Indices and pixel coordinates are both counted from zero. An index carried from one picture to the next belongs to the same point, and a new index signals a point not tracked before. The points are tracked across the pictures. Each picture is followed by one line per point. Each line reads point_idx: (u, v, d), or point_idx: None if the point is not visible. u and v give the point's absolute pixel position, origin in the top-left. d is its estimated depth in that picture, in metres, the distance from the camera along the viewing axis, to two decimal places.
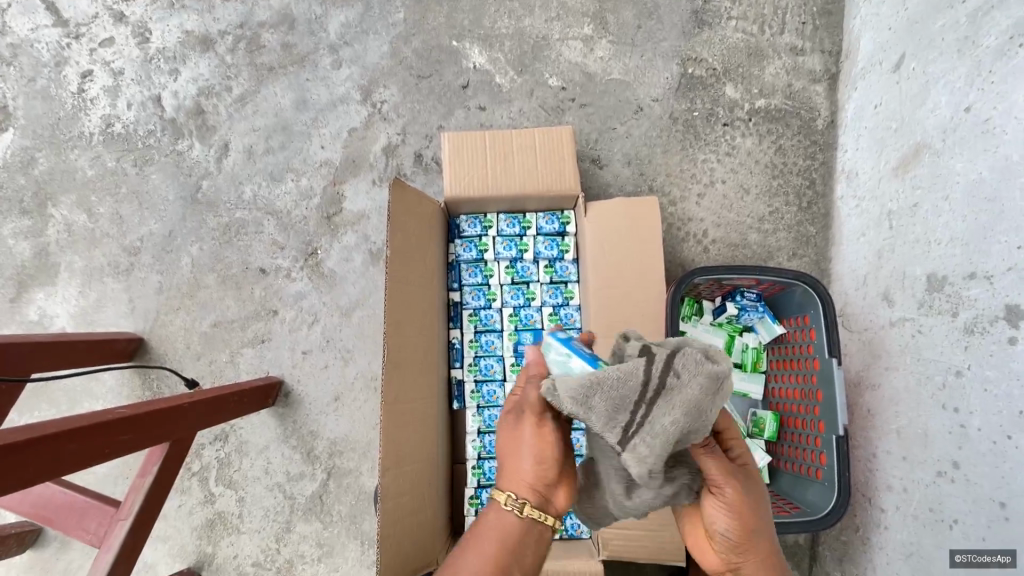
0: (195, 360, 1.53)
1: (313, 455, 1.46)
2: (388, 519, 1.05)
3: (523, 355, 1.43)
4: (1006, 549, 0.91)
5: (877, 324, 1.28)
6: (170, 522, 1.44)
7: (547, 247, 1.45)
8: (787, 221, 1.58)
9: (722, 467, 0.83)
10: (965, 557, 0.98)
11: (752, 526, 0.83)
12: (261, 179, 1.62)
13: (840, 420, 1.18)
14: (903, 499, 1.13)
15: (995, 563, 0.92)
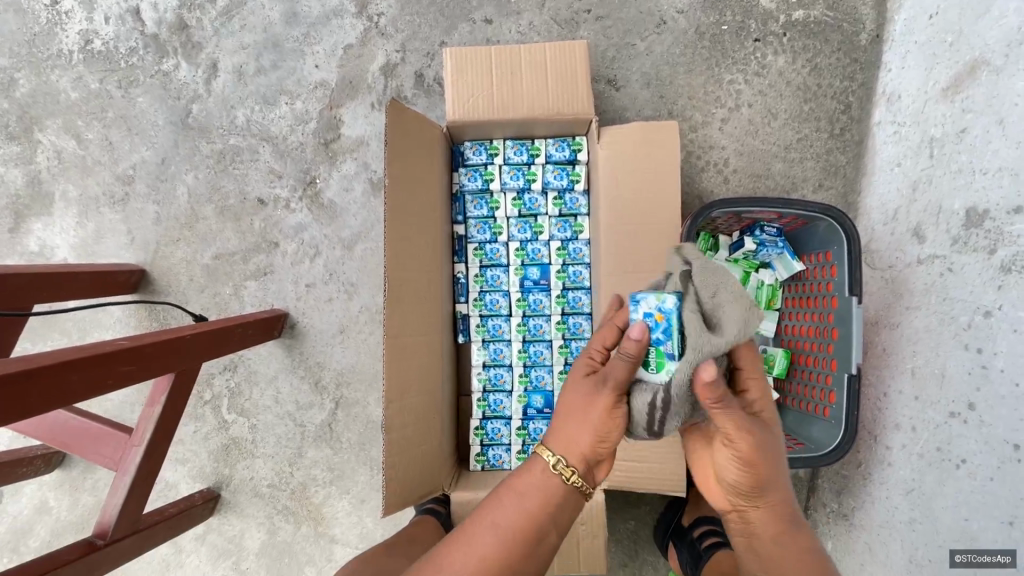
0: (198, 292, 1.52)
1: (320, 385, 1.48)
2: (394, 449, 1.07)
3: (529, 290, 1.39)
4: (1007, 549, 0.90)
5: (902, 262, 1.22)
6: (187, 447, 1.49)
7: (556, 176, 1.37)
8: (816, 149, 1.46)
9: (739, 421, 0.77)
10: (966, 557, 0.96)
11: (766, 478, 0.80)
12: (254, 102, 1.53)
13: (854, 359, 1.15)
14: (910, 438, 1.12)
15: (995, 563, 0.91)
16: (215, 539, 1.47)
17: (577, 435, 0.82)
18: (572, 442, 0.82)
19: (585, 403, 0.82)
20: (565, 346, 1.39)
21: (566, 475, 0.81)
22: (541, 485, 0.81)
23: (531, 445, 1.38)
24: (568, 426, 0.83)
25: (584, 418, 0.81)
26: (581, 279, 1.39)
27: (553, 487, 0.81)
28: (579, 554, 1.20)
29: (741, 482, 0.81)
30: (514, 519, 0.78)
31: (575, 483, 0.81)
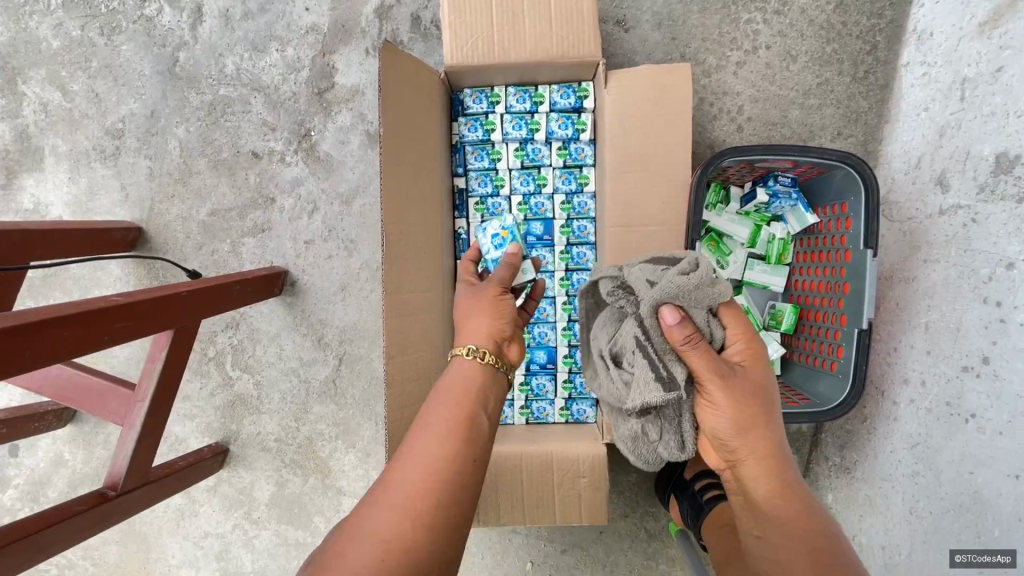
0: (196, 250, 1.49)
1: (323, 342, 1.48)
2: (395, 404, 1.07)
3: (532, 246, 1.35)
4: (1007, 549, 0.88)
5: (923, 213, 1.16)
6: (194, 403, 1.51)
7: (561, 125, 1.30)
8: (837, 94, 1.38)
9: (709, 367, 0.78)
10: (966, 557, 0.94)
11: (747, 424, 0.78)
12: (243, 49, 1.45)
13: (866, 314, 1.12)
14: (919, 393, 1.10)
15: (994, 563, 0.89)
16: (227, 491, 1.50)
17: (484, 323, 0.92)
18: (477, 333, 0.90)
19: (478, 304, 0.95)
20: (568, 302, 1.36)
21: (481, 356, 0.86)
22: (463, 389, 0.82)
23: (534, 400, 1.38)
24: (472, 321, 0.91)
25: (485, 310, 0.93)
26: (586, 234, 1.35)
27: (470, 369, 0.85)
28: (581, 506, 1.22)
29: (721, 429, 0.80)
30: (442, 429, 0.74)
31: (492, 362, 0.87)
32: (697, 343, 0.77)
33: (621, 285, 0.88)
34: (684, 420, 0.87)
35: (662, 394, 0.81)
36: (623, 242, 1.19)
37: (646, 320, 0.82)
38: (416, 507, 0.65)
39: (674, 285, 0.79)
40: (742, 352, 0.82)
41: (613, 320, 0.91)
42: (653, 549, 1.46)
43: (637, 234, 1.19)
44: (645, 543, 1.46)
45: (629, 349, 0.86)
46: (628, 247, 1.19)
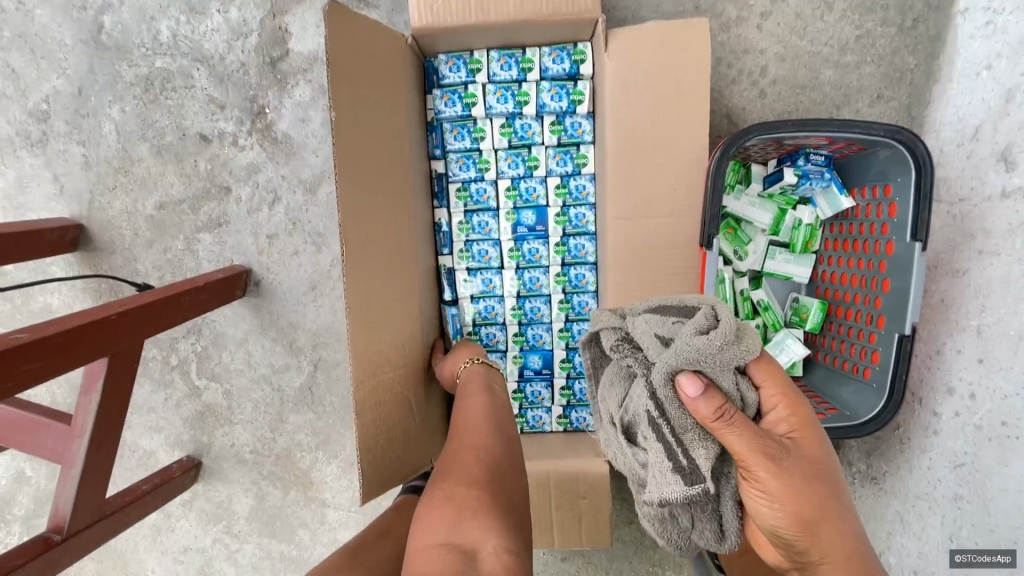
0: (147, 249, 1.33)
1: (295, 347, 1.34)
2: (369, 431, 0.94)
3: (523, 238, 1.19)
4: (1007, 549, 0.88)
5: (980, 195, 0.99)
6: (161, 414, 1.39)
7: (554, 97, 1.10)
8: (879, 49, 1.17)
9: (756, 448, 0.68)
10: (965, 557, 0.94)
11: (810, 515, 0.68)
12: (179, 11, 1.24)
13: (909, 317, 0.96)
14: (966, 405, 0.96)
15: (995, 563, 0.89)
16: (203, 505, 1.41)
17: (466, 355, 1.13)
18: (464, 354, 1.11)
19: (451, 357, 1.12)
20: (565, 301, 1.21)
21: (475, 359, 1.08)
22: (479, 392, 0.99)
23: (529, 409, 1.25)
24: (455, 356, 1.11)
25: (458, 353, 1.13)
26: (584, 222, 1.18)
27: (478, 371, 1.05)
28: (582, 529, 1.11)
29: (782, 526, 0.70)
30: (474, 437, 0.84)
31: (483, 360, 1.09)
32: (732, 420, 0.68)
33: (625, 339, 0.81)
34: (724, 508, 0.76)
35: (682, 489, 0.72)
36: (624, 267, 1.03)
37: (660, 391, 0.72)
38: (473, 493, 0.71)
39: (691, 348, 0.70)
40: (788, 422, 0.73)
41: (621, 380, 0.83)
42: (659, 556, 1.37)
43: (641, 248, 1.03)
44: (649, 550, 1.37)
45: (641, 422, 0.77)
46: (628, 279, 1.03)
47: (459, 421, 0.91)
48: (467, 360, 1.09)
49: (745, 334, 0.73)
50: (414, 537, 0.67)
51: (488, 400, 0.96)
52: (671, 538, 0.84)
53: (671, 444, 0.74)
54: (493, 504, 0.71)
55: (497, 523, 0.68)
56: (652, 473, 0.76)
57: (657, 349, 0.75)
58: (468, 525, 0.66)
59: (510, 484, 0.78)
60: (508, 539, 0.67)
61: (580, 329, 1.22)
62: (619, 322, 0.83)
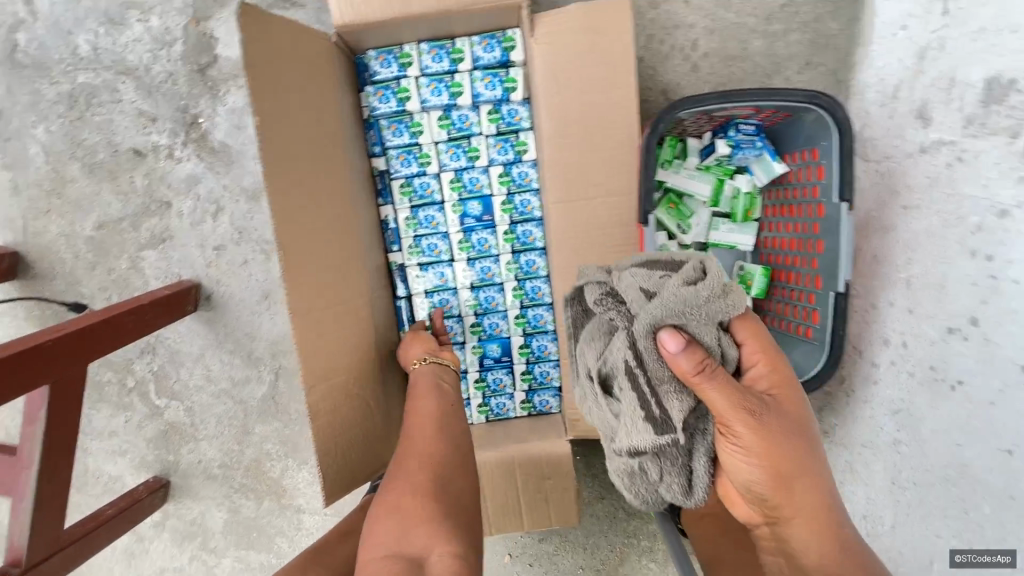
0: (90, 271, 1.30)
1: (254, 357, 1.32)
2: (325, 435, 0.94)
3: (471, 229, 1.19)
4: (1006, 548, 0.80)
5: (903, 151, 1.03)
6: (122, 437, 1.37)
7: (487, 86, 1.10)
8: (803, 16, 1.20)
9: (738, 404, 0.71)
10: (966, 557, 0.86)
11: (783, 469, 0.72)
12: (97, 24, 1.20)
13: (842, 275, 1.00)
14: (900, 354, 1.01)
15: (995, 563, 0.81)
16: (176, 524, 1.40)
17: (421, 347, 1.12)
18: (415, 348, 1.11)
19: (411, 340, 1.13)
20: (519, 287, 1.22)
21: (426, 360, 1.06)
22: (427, 390, 0.99)
23: (492, 397, 1.25)
24: (410, 347, 1.12)
25: (415, 341, 1.12)
26: (530, 209, 1.18)
27: (426, 372, 1.03)
28: (549, 509, 1.14)
29: (757, 481, 0.74)
30: (420, 444, 0.87)
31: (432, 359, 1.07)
32: (716, 379, 0.70)
33: (609, 293, 0.79)
34: (694, 459, 0.79)
35: (652, 436, 0.75)
36: (567, 253, 1.05)
37: (640, 341, 0.74)
38: (418, 501, 0.76)
39: (676, 299, 0.71)
40: (768, 380, 0.76)
41: (601, 335, 0.83)
42: (633, 528, 1.41)
43: (584, 229, 1.04)
44: (624, 522, 1.41)
45: (618, 373, 0.77)
46: (571, 263, 1.05)
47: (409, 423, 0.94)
48: (419, 357, 1.08)
49: (732, 289, 0.73)
50: (365, 548, 0.73)
51: (440, 398, 0.99)
52: (638, 491, 0.85)
53: (644, 397, 0.75)
54: (437, 509, 0.76)
55: (442, 527, 0.73)
56: (624, 422, 0.78)
57: (641, 302, 0.74)
58: (413, 533, 0.72)
59: (459, 486, 0.82)
60: (454, 541, 0.72)
61: (537, 314, 1.23)
62: (604, 277, 0.82)
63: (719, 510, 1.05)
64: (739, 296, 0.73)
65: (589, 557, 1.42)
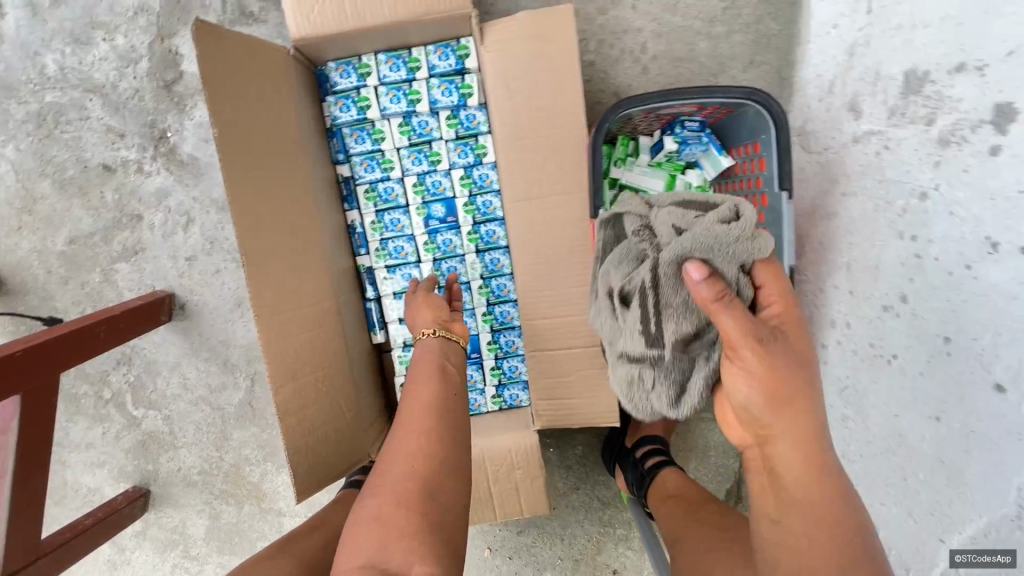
0: (63, 285, 1.32)
1: (230, 364, 1.35)
2: (295, 433, 0.99)
3: (436, 231, 1.23)
4: (1006, 548, 0.74)
5: (839, 142, 1.08)
6: (101, 449, 1.39)
7: (444, 92, 1.14)
8: (745, 18, 1.26)
9: (748, 325, 0.68)
10: (966, 557, 0.81)
11: (788, 395, 0.66)
12: (64, 44, 1.23)
13: (787, 261, 1.05)
14: (845, 334, 1.05)
15: (996, 564, 0.76)
16: (158, 532, 1.42)
17: (429, 314, 1.05)
18: (422, 317, 1.04)
19: (420, 304, 1.06)
20: (485, 285, 1.25)
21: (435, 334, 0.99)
22: (431, 376, 0.89)
23: None
24: (417, 313, 1.05)
25: (423, 306, 1.05)
26: (492, 209, 1.22)
27: (433, 348, 0.96)
28: (520, 498, 1.17)
29: (755, 404, 0.68)
30: (414, 443, 0.79)
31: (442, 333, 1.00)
32: (732, 302, 0.68)
33: (646, 225, 0.88)
34: (688, 380, 0.85)
35: (644, 345, 0.86)
36: (527, 250, 1.09)
37: (662, 267, 0.80)
38: (401, 511, 0.72)
39: (709, 234, 0.77)
40: (778, 316, 0.74)
41: (627, 259, 0.88)
42: (608, 516, 1.44)
43: (540, 226, 1.08)
44: (599, 511, 1.45)
45: (636, 291, 0.85)
46: (529, 258, 1.10)
47: (404, 409, 0.85)
48: (427, 326, 1.01)
49: (762, 237, 0.78)
50: (341, 556, 0.71)
51: (441, 385, 0.88)
52: (634, 400, 0.94)
53: (653, 315, 0.83)
54: (421, 522, 0.71)
55: (423, 542, 0.69)
56: (629, 331, 0.87)
57: (671, 236, 0.82)
58: (394, 545, 0.69)
59: (450, 492, 0.77)
60: (438, 563, 0.68)
61: (505, 310, 1.27)
62: (643, 211, 0.90)
63: (685, 493, 1.09)
64: (767, 245, 0.77)
65: (566, 547, 1.45)
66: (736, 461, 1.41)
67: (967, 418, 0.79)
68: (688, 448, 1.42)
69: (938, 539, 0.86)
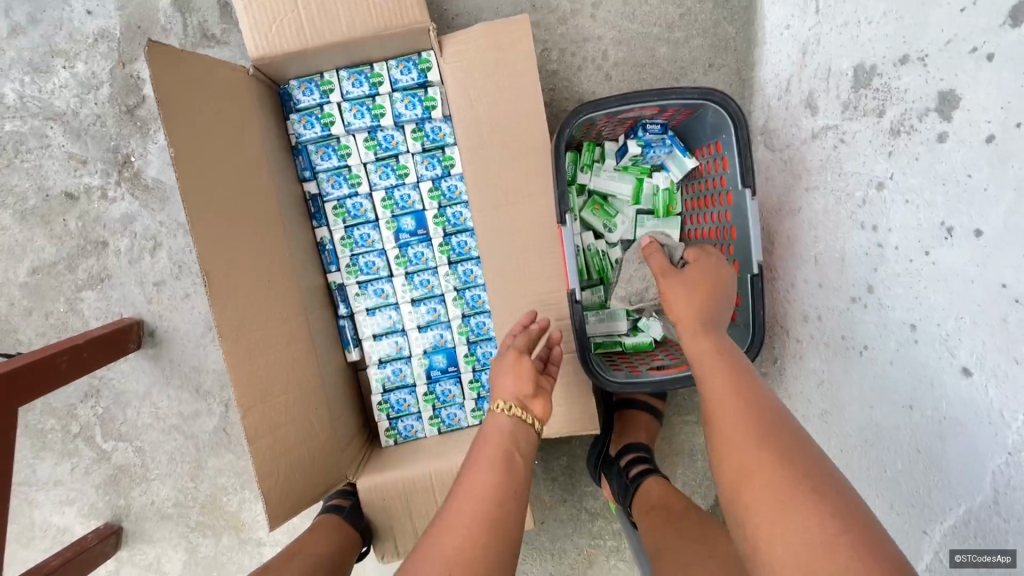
0: (27, 317, 1.29)
1: (203, 391, 1.32)
2: (267, 456, 0.96)
3: (407, 244, 1.22)
4: (1006, 548, 0.70)
5: (799, 138, 1.10)
6: (69, 486, 1.34)
7: (408, 106, 1.15)
8: (702, 23, 1.29)
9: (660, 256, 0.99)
10: (966, 558, 0.77)
11: (681, 290, 0.91)
12: (23, 73, 1.23)
13: (755, 258, 1.06)
14: (817, 328, 1.06)
15: (996, 564, 0.72)
16: (132, 570, 1.37)
17: (511, 380, 0.90)
18: (503, 387, 0.90)
19: (505, 363, 0.92)
20: (459, 297, 1.24)
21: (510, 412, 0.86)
22: (493, 467, 0.77)
23: (443, 408, 1.27)
24: (498, 379, 0.91)
25: (509, 369, 0.91)
26: (463, 220, 1.22)
27: (505, 432, 0.84)
28: None
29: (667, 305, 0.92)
30: (469, 532, 0.67)
31: (516, 414, 0.86)
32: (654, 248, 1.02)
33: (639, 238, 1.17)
34: None
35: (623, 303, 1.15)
36: (496, 258, 1.09)
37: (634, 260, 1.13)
38: None
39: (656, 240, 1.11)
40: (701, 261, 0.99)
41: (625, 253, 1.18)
42: (598, 528, 1.42)
43: (507, 234, 1.08)
44: (588, 523, 1.42)
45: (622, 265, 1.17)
46: (500, 267, 1.09)
47: (458, 497, 0.73)
48: (506, 401, 0.87)
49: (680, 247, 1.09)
50: None
51: (501, 480, 0.76)
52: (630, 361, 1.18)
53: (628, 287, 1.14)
54: None
55: None
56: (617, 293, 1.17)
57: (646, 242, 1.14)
58: None
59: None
60: None
61: (480, 322, 1.25)
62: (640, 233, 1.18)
63: (670, 504, 1.07)
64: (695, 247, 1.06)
65: (557, 562, 1.42)
66: None
67: (937, 403, 0.78)
68: (674, 453, 1.40)
69: (920, 531, 0.85)
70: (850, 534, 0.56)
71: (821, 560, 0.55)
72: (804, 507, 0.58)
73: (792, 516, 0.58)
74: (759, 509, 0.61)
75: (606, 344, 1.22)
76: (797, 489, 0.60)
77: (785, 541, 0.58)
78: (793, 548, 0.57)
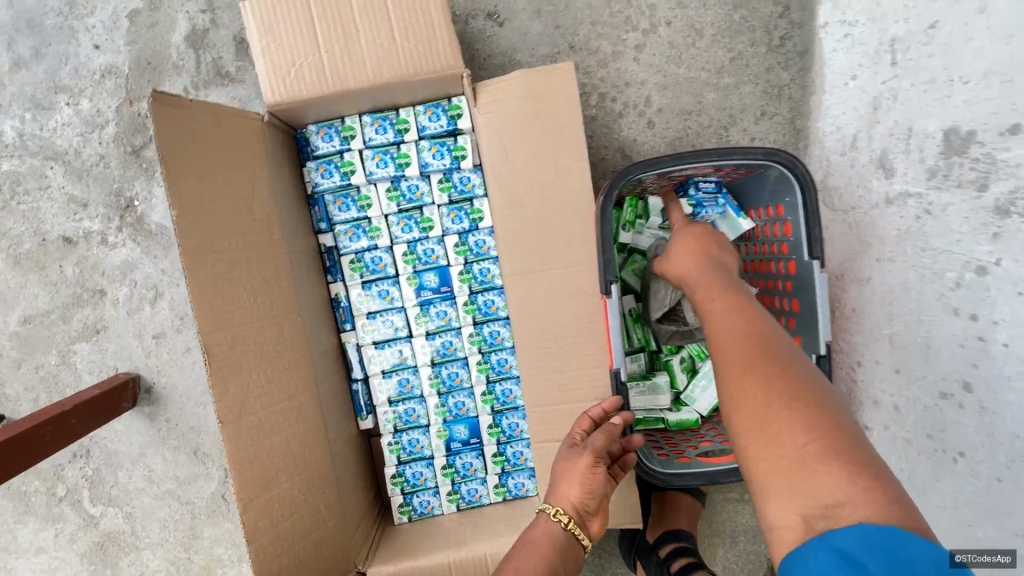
0: (15, 370, 1.19)
1: (201, 453, 1.21)
2: (272, 552, 0.85)
3: (429, 303, 1.11)
4: (1006, 548, 0.75)
5: (868, 201, 0.99)
6: (53, 553, 1.23)
7: (435, 155, 1.05)
8: (754, 68, 1.19)
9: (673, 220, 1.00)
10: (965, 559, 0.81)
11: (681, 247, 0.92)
12: (24, 109, 1.15)
13: (821, 337, 0.94)
14: (893, 419, 0.94)
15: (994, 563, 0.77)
16: None
17: (575, 487, 0.86)
18: (566, 492, 0.86)
19: (573, 464, 0.87)
20: (483, 361, 1.12)
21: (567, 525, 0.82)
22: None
23: (462, 483, 1.15)
24: (566, 479, 0.87)
25: (581, 477, 0.86)
26: (490, 278, 1.11)
27: (557, 541, 0.80)
28: None
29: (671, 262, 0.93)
30: None
31: (572, 531, 0.82)
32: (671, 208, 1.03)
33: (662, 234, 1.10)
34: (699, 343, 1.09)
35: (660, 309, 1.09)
36: (529, 328, 0.98)
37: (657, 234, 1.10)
38: None
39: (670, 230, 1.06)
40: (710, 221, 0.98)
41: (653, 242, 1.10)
42: None
43: (541, 303, 0.97)
44: None
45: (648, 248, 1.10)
46: (533, 338, 0.98)
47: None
48: (566, 509, 0.84)
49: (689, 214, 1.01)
50: None
51: None
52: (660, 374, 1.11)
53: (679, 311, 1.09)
54: None
55: None
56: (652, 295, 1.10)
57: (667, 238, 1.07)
58: None
59: None
60: None
61: (507, 389, 1.14)
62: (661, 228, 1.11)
63: None
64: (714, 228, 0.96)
65: None
66: (766, 545, 1.27)
67: None
68: (714, 533, 1.27)
69: None
70: (823, 446, 0.55)
71: (794, 471, 0.55)
72: (780, 417, 0.58)
73: (774, 425, 0.58)
74: (745, 429, 0.61)
75: (647, 420, 1.10)
76: (774, 406, 0.59)
77: (764, 456, 0.58)
78: (772, 463, 0.57)
